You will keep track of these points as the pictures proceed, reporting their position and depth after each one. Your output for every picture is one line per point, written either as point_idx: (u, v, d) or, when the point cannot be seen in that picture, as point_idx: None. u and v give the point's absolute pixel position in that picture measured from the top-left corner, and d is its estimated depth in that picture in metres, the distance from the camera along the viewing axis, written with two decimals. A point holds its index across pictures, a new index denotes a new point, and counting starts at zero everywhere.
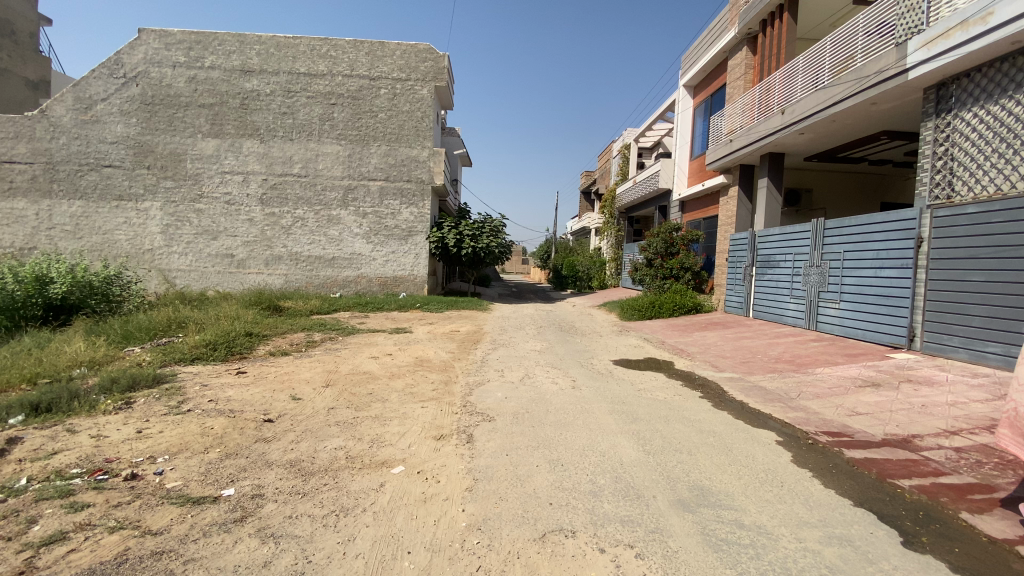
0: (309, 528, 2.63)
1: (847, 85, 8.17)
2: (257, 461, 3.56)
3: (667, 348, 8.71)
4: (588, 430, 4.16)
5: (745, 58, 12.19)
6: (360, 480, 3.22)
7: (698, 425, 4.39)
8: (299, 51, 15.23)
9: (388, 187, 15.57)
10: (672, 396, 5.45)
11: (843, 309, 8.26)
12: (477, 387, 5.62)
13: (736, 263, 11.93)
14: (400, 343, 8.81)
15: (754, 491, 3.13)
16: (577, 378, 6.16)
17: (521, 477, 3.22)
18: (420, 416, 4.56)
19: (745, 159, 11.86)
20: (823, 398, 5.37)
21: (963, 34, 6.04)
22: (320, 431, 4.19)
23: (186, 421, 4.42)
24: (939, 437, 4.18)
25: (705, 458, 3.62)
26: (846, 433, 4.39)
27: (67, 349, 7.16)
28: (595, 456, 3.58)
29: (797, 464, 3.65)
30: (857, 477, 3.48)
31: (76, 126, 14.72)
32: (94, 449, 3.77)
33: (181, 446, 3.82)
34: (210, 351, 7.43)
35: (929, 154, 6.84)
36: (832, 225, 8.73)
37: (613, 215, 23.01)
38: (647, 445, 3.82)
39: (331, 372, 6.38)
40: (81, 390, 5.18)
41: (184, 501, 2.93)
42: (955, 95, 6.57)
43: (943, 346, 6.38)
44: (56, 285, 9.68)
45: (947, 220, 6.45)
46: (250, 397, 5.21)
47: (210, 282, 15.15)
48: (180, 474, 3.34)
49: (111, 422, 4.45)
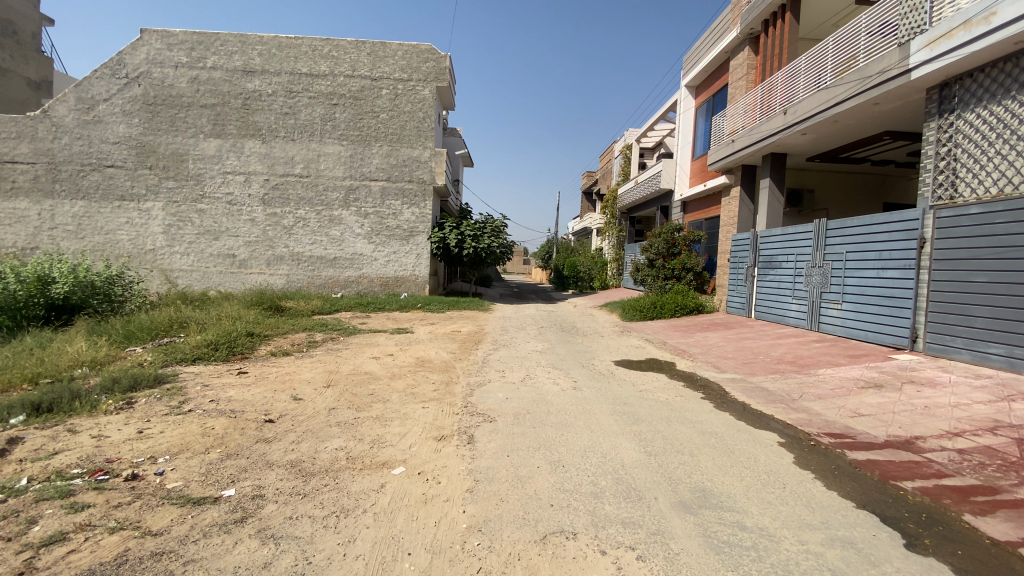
0: (310, 529, 2.63)
1: (850, 85, 8.15)
2: (258, 462, 3.55)
3: (668, 349, 8.69)
4: (589, 431, 4.14)
5: (747, 58, 12.17)
6: (361, 481, 3.21)
7: (699, 426, 4.38)
8: (301, 51, 15.24)
9: (390, 187, 15.58)
10: (674, 397, 5.43)
11: (845, 309, 8.24)
12: (478, 388, 5.61)
13: (738, 264, 11.91)
14: (402, 343, 8.82)
15: (756, 493, 3.12)
16: (578, 379, 6.16)
17: (522, 478, 3.21)
18: (421, 417, 4.55)
19: (747, 159, 11.84)
20: (825, 400, 5.35)
21: (966, 34, 6.02)
22: (321, 431, 4.19)
23: (187, 421, 4.42)
24: (942, 439, 4.16)
25: (707, 459, 3.61)
26: (848, 435, 4.37)
27: (69, 349, 7.17)
28: (597, 458, 3.57)
29: (799, 465, 3.64)
30: (859, 479, 3.47)
31: (78, 126, 14.76)
32: (94, 449, 3.78)
33: (181, 446, 3.82)
34: (211, 351, 7.44)
35: (932, 154, 6.81)
36: (834, 226, 8.71)
37: (614, 215, 23.02)
38: (649, 447, 3.81)
39: (332, 372, 6.38)
40: (82, 390, 5.19)
41: (184, 501, 2.93)
42: (958, 95, 6.54)
43: (945, 347, 6.35)
44: (58, 285, 9.70)
45: (950, 220, 6.43)
46: (251, 397, 5.21)
47: (212, 282, 15.17)
48: (181, 474, 3.34)
49: (112, 422, 4.45)
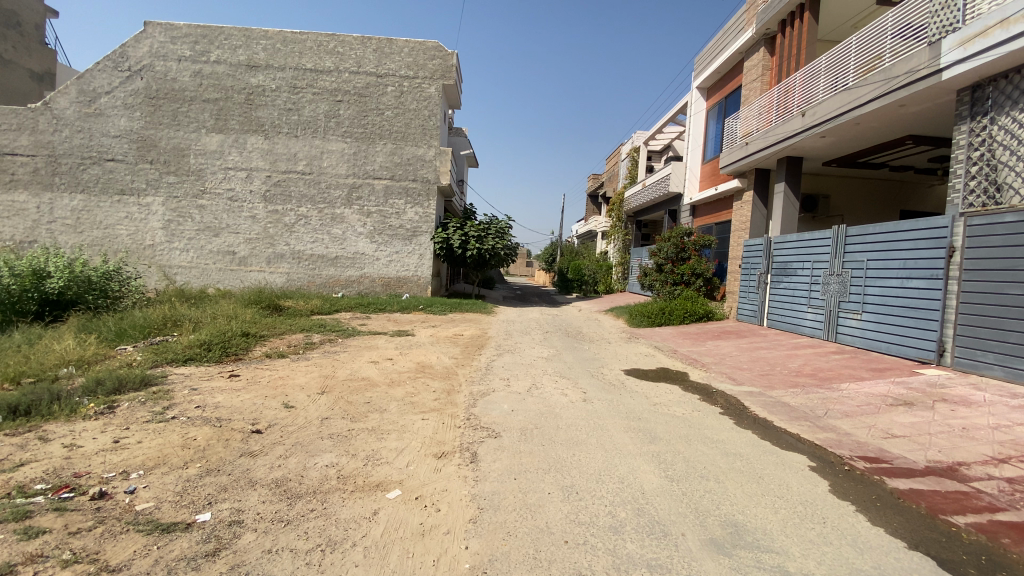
0: (290, 567, 2.29)
1: (875, 85, 7.79)
2: (240, 480, 3.23)
3: (679, 358, 8.35)
4: (603, 450, 3.81)
5: (763, 59, 11.80)
6: (352, 506, 2.88)
7: (722, 447, 4.03)
8: (305, 47, 15.02)
9: (394, 186, 15.30)
10: (690, 411, 5.09)
11: (865, 320, 7.88)
12: (481, 398, 5.27)
13: (751, 270, 11.52)
14: (402, 346, 8.50)
15: (794, 528, 2.78)
16: (587, 389, 5.79)
17: (532, 506, 2.88)
18: (419, 430, 4.22)
19: (761, 163, 11.46)
20: (854, 418, 4.98)
21: (1003, 32, 5.67)
22: (312, 445, 3.86)
23: (168, 430, 4.08)
24: (988, 466, 3.81)
25: (735, 487, 3.27)
26: (884, 459, 4.01)
27: (56, 347, 6.87)
28: (614, 483, 3.22)
29: (837, 495, 3.29)
30: (905, 512, 3.13)
31: (79, 119, 14.54)
32: (64, 461, 3.46)
33: (158, 460, 3.49)
34: (203, 351, 7.15)
35: (963, 158, 6.44)
36: (854, 232, 8.34)
37: (621, 218, 22.76)
38: (670, 471, 3.46)
39: (328, 377, 6.06)
40: (63, 392, 4.92)
41: (151, 528, 2.61)
42: (991, 97, 6.20)
43: (976, 362, 6.00)
44: (53, 280, 9.50)
45: (984, 229, 6.04)
46: (240, 404, 4.87)
47: (211, 279, 14.90)
48: (153, 493, 3.03)
49: (86, 430, 4.12)
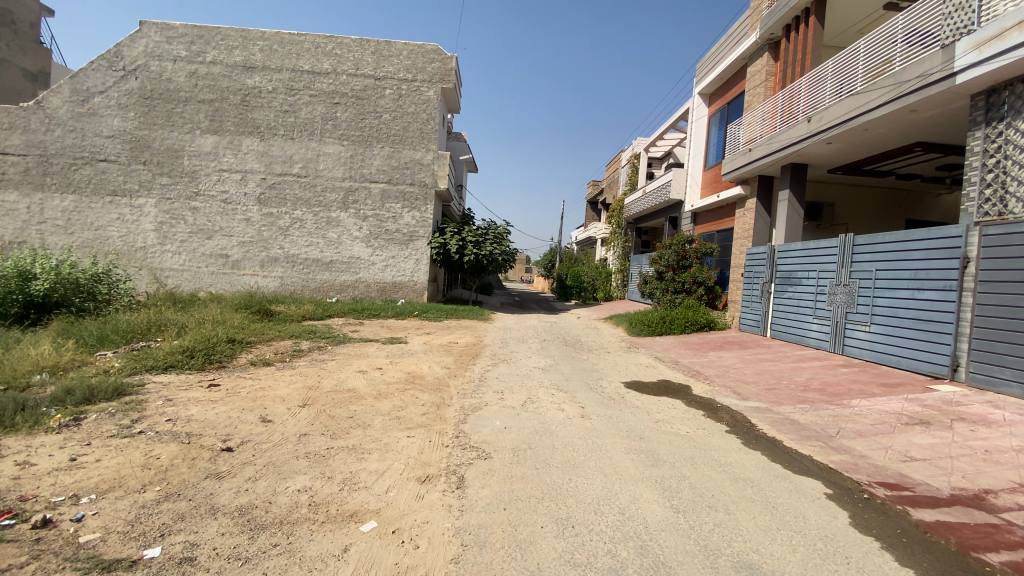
0: None
1: (884, 90, 7.56)
2: (200, 507, 2.91)
3: (681, 369, 8.05)
4: (603, 475, 3.50)
5: (767, 64, 11.56)
6: (321, 541, 2.58)
7: (731, 472, 3.73)
8: (303, 48, 14.81)
9: (390, 190, 15.03)
10: (695, 430, 4.78)
11: (874, 332, 7.59)
12: (471, 413, 4.95)
13: (754, 279, 11.24)
14: (393, 354, 8.20)
15: (815, 571, 2.48)
16: (586, 404, 5.48)
17: (522, 544, 2.57)
18: (403, 449, 3.90)
19: (765, 169, 11.21)
20: (869, 438, 4.68)
21: (1019, 35, 5.45)
22: (285, 465, 3.56)
23: (131, 447, 3.77)
24: (1016, 494, 3.51)
25: (748, 520, 2.96)
26: (906, 486, 3.70)
27: (31, 352, 6.54)
28: (614, 515, 2.92)
29: (859, 529, 2.99)
30: (934, 550, 2.82)
31: (72, 119, 14.28)
32: (11, 481, 3.15)
33: (113, 482, 3.18)
34: (186, 358, 6.85)
35: (977, 166, 6.20)
36: (862, 241, 8.06)
37: (620, 225, 22.54)
38: (674, 500, 3.16)
39: (312, 388, 5.73)
40: (28, 402, 4.60)
41: (90, 566, 2.29)
42: (1007, 102, 5.94)
43: (993, 378, 5.70)
44: (38, 282, 9.20)
45: (1000, 239, 5.78)
46: (214, 417, 4.56)
47: (203, 283, 14.59)
48: (102, 522, 2.71)
49: (44, 445, 3.81)
